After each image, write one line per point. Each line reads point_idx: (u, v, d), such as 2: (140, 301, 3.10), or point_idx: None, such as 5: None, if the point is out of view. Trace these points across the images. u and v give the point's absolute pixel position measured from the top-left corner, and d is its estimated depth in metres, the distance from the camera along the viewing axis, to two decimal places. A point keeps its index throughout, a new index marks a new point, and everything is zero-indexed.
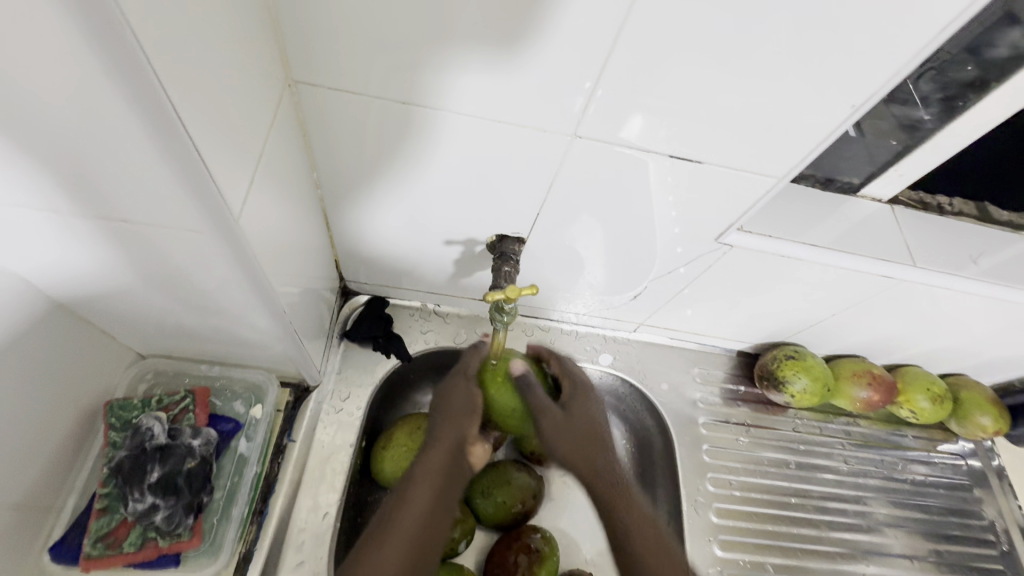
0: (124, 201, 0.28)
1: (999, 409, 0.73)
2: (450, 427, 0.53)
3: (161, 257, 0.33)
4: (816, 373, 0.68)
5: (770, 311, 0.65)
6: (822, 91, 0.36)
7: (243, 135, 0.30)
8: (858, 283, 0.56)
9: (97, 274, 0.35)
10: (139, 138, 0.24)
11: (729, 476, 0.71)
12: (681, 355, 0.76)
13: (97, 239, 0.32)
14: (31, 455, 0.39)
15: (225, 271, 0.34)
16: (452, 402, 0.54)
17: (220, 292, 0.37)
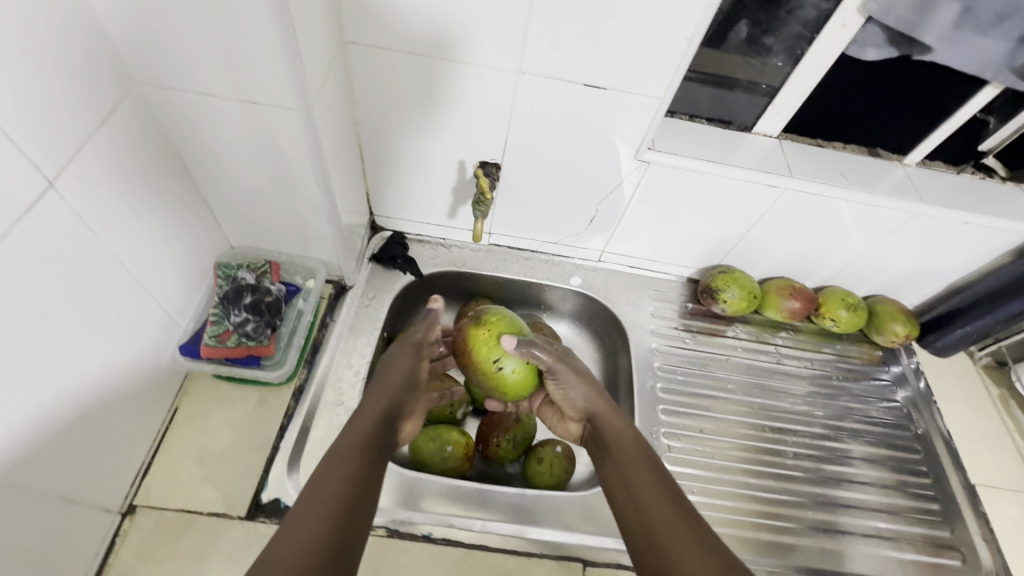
0: (249, 85, 0.50)
1: (910, 318, 0.88)
2: (388, 385, 0.62)
3: (264, 137, 0.55)
4: (743, 283, 0.85)
5: (699, 230, 0.83)
6: (672, 28, 0.55)
7: (313, 52, 0.51)
8: (754, 194, 0.75)
9: (223, 156, 0.58)
10: (264, 34, 0.45)
11: (676, 368, 0.86)
12: (641, 280, 0.93)
13: (229, 123, 0.54)
14: (171, 284, 0.61)
15: (297, 145, 0.56)
16: (393, 370, 0.63)
17: (295, 167, 0.59)
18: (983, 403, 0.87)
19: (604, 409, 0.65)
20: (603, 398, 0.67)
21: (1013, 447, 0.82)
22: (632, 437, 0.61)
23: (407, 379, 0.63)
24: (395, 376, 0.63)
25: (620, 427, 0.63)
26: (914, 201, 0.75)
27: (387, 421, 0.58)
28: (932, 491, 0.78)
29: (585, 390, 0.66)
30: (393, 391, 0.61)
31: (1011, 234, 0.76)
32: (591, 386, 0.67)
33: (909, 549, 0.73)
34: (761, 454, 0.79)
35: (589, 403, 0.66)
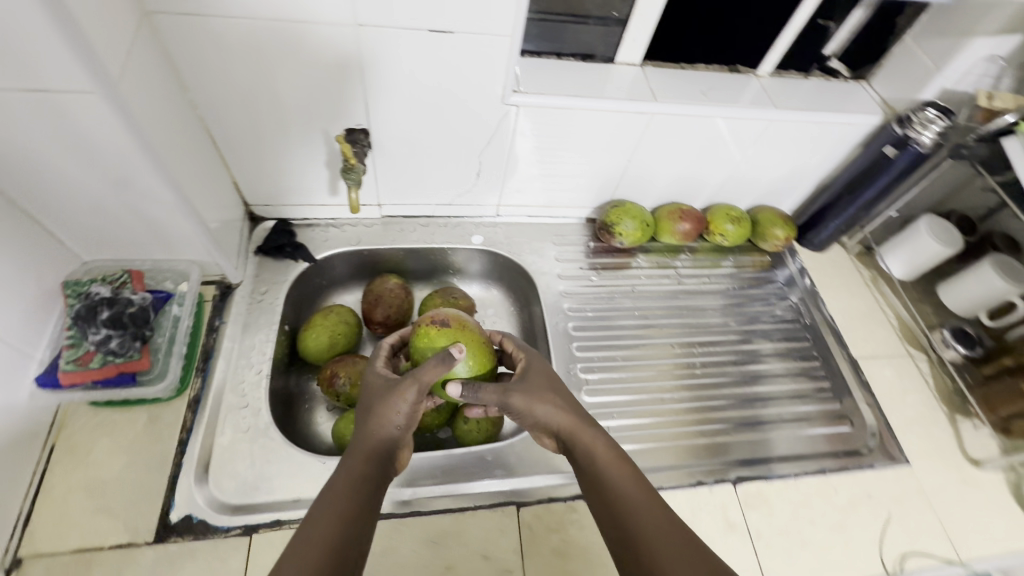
0: (33, 73, 0.44)
1: (788, 222, 0.95)
2: (382, 429, 0.54)
3: (73, 131, 0.49)
4: (634, 214, 0.88)
5: (584, 168, 0.84)
6: None
7: (104, 25, 0.46)
8: (624, 123, 0.77)
9: (32, 161, 0.50)
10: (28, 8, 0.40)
11: (586, 306, 0.88)
12: (541, 227, 0.94)
13: (25, 124, 0.47)
14: (10, 312, 0.54)
15: (116, 134, 0.50)
16: (389, 410, 0.54)
17: (122, 161, 0.53)
18: (855, 284, 0.96)
19: (574, 427, 0.57)
20: (574, 411, 0.58)
21: (884, 317, 0.92)
22: (614, 454, 0.56)
23: (406, 419, 0.55)
24: (393, 417, 0.54)
25: (598, 441, 0.56)
26: (770, 109, 0.79)
27: (377, 469, 0.53)
28: (823, 370, 0.86)
29: (551, 404, 0.58)
30: (390, 431, 0.54)
31: (858, 126, 0.83)
32: (560, 398, 0.59)
33: (810, 425, 0.80)
34: (673, 369, 0.84)
35: (562, 419, 0.58)
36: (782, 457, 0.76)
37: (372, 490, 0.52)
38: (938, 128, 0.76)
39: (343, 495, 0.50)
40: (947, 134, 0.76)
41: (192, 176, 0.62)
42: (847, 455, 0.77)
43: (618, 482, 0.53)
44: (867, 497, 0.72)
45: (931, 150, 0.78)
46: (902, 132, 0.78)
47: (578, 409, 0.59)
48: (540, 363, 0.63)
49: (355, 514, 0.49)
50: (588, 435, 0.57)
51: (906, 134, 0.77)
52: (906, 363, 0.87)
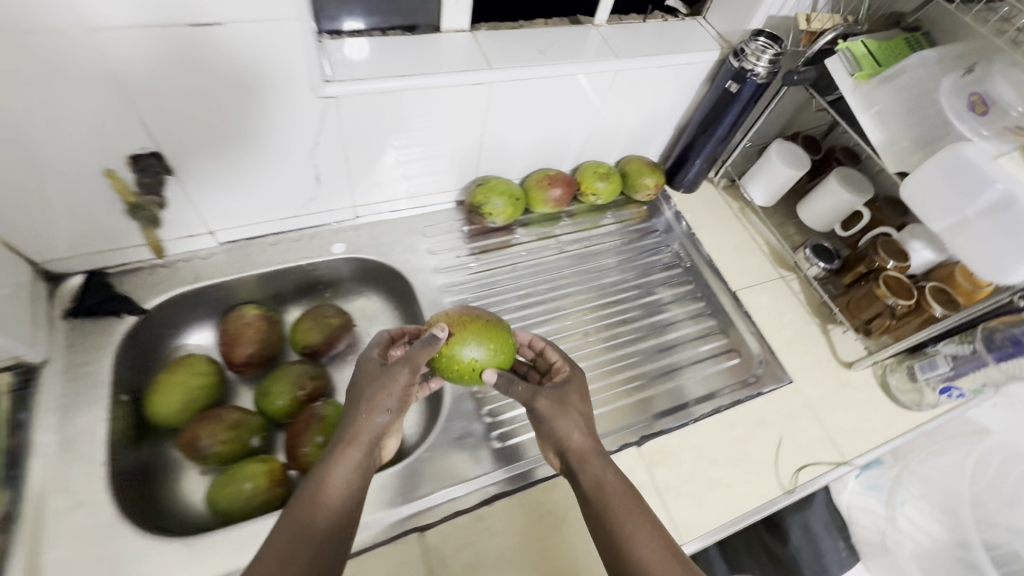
0: None
1: (656, 169, 0.95)
2: (370, 416, 0.57)
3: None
4: (501, 189, 0.83)
5: (434, 151, 0.77)
6: None
7: None
8: (464, 98, 0.70)
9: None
10: None
11: (467, 296, 0.84)
12: (409, 221, 0.86)
13: None
14: None
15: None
16: (380, 395, 0.58)
17: None
18: (726, 218, 0.99)
19: (586, 449, 0.59)
20: (591, 438, 0.60)
21: (756, 246, 0.96)
22: (620, 487, 0.56)
23: (399, 399, 0.59)
24: (382, 400, 0.58)
25: (604, 471, 0.58)
26: (611, 58, 0.76)
27: (367, 456, 0.56)
28: (708, 308, 0.89)
29: (570, 425, 0.60)
30: (381, 415, 0.57)
31: (699, 64, 0.82)
32: (583, 421, 0.61)
33: (703, 365, 0.82)
34: (606, 326, 0.85)
35: (577, 439, 0.60)
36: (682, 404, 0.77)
37: (359, 486, 0.54)
38: (770, 56, 0.77)
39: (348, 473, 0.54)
40: (778, 60, 0.78)
41: None
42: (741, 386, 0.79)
43: (620, 504, 0.55)
44: (761, 424, 0.75)
45: (766, 78, 0.79)
46: (739, 65, 0.79)
47: (593, 437, 0.61)
48: (574, 381, 0.65)
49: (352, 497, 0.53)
50: (600, 462, 0.58)
51: (743, 66, 0.78)
52: (779, 286, 0.92)
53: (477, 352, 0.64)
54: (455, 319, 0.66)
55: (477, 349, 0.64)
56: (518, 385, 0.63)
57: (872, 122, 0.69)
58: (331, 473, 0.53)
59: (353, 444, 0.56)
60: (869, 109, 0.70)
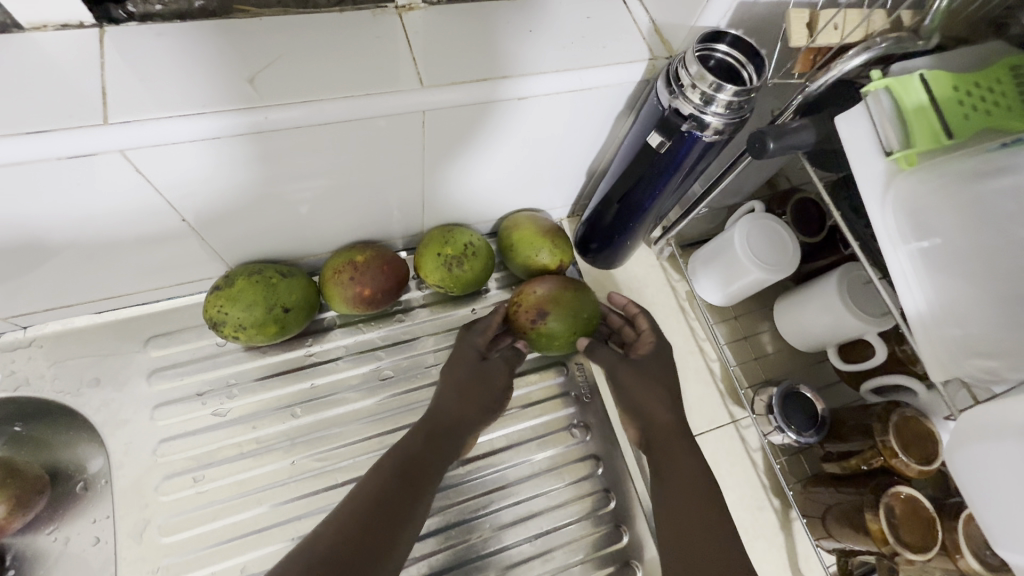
0: None
1: (558, 238, 0.59)
2: (471, 406, 0.50)
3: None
4: (249, 297, 0.48)
5: (97, 245, 0.43)
6: None
7: None
8: (79, 177, 0.36)
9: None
10: None
11: (196, 469, 0.51)
12: (126, 329, 0.53)
13: None
14: None
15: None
16: (479, 384, 0.51)
17: None
18: (662, 316, 0.64)
19: (672, 430, 0.49)
20: (680, 422, 0.50)
21: (700, 369, 0.62)
22: (709, 487, 0.46)
23: (494, 401, 0.52)
24: (481, 394, 0.51)
25: (690, 459, 0.47)
26: (410, 89, 0.39)
27: (451, 446, 0.49)
28: (597, 486, 0.56)
29: (655, 397, 0.50)
30: (471, 402, 0.50)
31: (605, 91, 0.44)
32: (670, 396, 0.50)
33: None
34: (476, 498, 0.54)
35: (664, 418, 0.49)
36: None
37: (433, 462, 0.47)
38: (730, 95, 0.38)
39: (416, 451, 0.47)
40: (747, 101, 0.39)
41: None
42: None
43: (702, 483, 0.46)
44: None
45: (723, 133, 0.41)
46: (670, 104, 0.41)
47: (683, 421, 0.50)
48: (661, 348, 0.54)
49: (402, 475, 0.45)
50: (681, 449, 0.48)
51: (676, 107, 0.40)
52: (724, 442, 0.59)
53: (555, 328, 0.52)
54: (533, 294, 0.53)
55: (557, 322, 0.52)
56: (605, 350, 0.52)
57: (903, 266, 0.34)
58: (430, 443, 0.48)
59: (434, 436, 0.49)
60: (912, 240, 0.34)
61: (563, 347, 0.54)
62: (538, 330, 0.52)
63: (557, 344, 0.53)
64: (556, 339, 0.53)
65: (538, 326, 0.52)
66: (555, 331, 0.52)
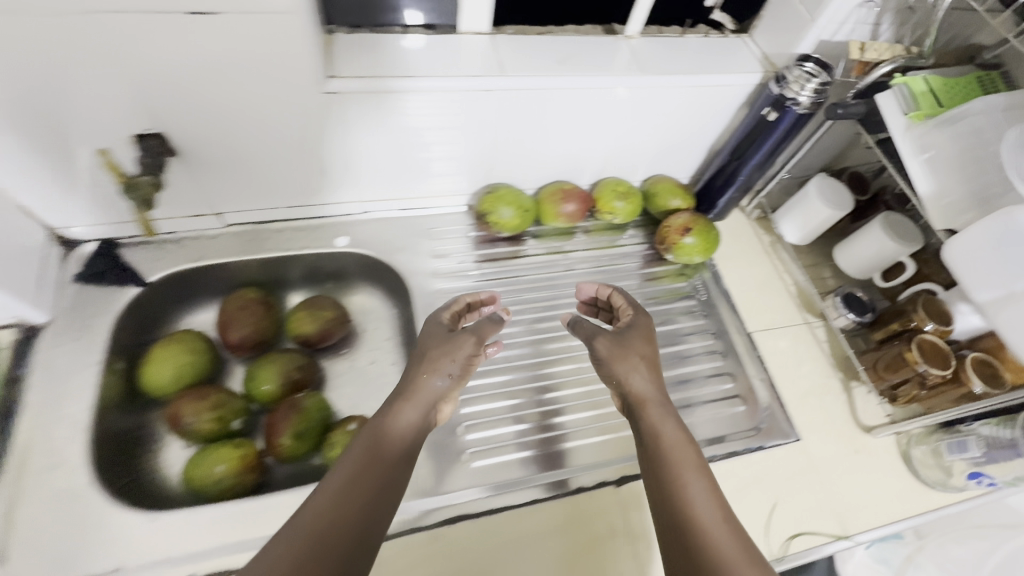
0: None
1: (685, 192, 0.89)
2: (426, 381, 0.58)
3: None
4: (510, 200, 0.80)
5: (444, 154, 0.77)
6: None
7: None
8: (473, 104, 0.69)
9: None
10: None
11: (464, 305, 0.80)
12: (417, 220, 0.85)
13: None
14: None
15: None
16: (444, 358, 0.60)
17: None
18: (753, 253, 0.92)
19: (651, 395, 0.59)
20: (658, 390, 0.60)
21: (781, 287, 0.89)
22: (679, 438, 0.54)
23: (465, 365, 0.62)
24: (444, 360, 0.60)
25: (664, 420, 0.57)
26: (637, 75, 0.72)
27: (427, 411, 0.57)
28: (715, 350, 0.82)
29: (637, 372, 0.61)
30: (427, 380, 0.58)
31: (737, 87, 0.76)
32: (647, 365, 0.62)
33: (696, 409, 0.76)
34: None
35: (638, 384, 0.60)
36: (588, 466, 0.69)
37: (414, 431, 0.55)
38: (816, 85, 0.70)
39: (400, 416, 0.55)
40: (824, 90, 0.71)
41: None
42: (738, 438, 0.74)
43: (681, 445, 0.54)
44: (754, 481, 0.70)
45: (810, 109, 0.72)
46: (779, 91, 0.72)
47: (661, 394, 0.60)
48: (644, 323, 0.67)
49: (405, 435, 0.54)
50: (662, 413, 0.58)
51: (783, 93, 0.71)
52: (801, 333, 0.85)
53: (692, 243, 0.83)
54: (680, 222, 0.84)
55: (694, 239, 0.83)
56: (587, 325, 0.67)
57: (922, 169, 0.63)
58: (398, 410, 0.55)
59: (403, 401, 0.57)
60: (921, 153, 0.63)
61: (695, 258, 0.85)
62: (681, 245, 0.83)
63: (692, 255, 0.84)
64: (692, 251, 0.84)
65: (682, 241, 0.83)
66: (692, 245, 0.83)
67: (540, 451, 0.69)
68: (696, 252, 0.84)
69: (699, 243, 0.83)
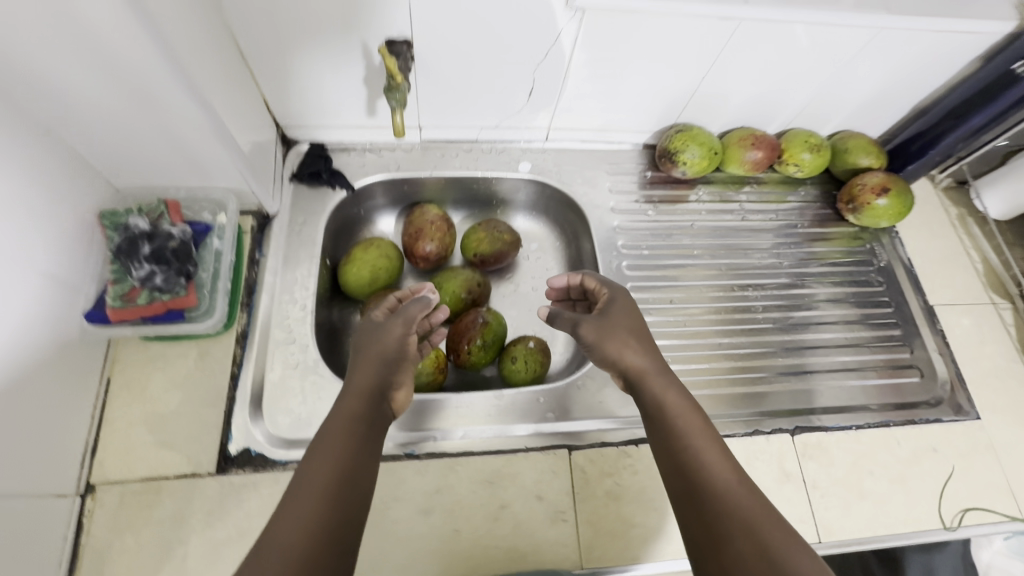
0: None
1: (878, 150, 0.84)
2: (372, 365, 0.53)
3: (86, 45, 0.43)
4: (701, 140, 0.78)
5: (650, 86, 0.74)
6: None
7: None
8: (704, 33, 0.65)
9: (23, 66, 0.43)
10: None
11: (640, 243, 0.81)
12: (594, 154, 0.85)
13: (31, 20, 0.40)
14: (56, 232, 0.52)
15: (130, 40, 0.43)
16: (377, 347, 0.55)
17: (141, 71, 0.46)
18: (940, 225, 0.86)
19: (647, 366, 0.53)
20: (651, 358, 0.53)
21: (968, 264, 0.84)
22: (681, 405, 0.50)
23: (394, 356, 0.55)
24: (378, 353, 0.55)
25: (665, 388, 0.51)
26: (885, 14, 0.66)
27: (380, 401, 0.53)
28: (889, 318, 0.80)
29: (623, 345, 0.53)
30: (376, 368, 0.54)
31: (986, 37, 0.69)
32: (636, 338, 0.54)
33: (868, 373, 0.75)
34: (804, 305, 0.80)
35: (633, 360, 0.53)
36: (761, 412, 0.70)
37: (372, 425, 0.50)
38: None
39: (360, 399, 0.51)
40: None
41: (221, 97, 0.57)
42: (912, 407, 0.73)
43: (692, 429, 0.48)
44: (931, 451, 0.68)
45: None
46: None
47: (659, 360, 0.54)
48: (628, 301, 0.59)
49: (367, 425, 0.49)
50: (661, 384, 0.52)
51: None
52: (987, 314, 0.80)
53: (884, 205, 0.79)
54: (874, 183, 0.80)
55: (887, 202, 0.79)
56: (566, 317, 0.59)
57: None
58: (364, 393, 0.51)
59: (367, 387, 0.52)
60: None
61: (882, 222, 0.81)
62: (871, 206, 0.80)
63: (880, 218, 0.80)
64: (881, 214, 0.80)
65: (873, 202, 0.79)
66: (884, 207, 0.79)
67: (714, 392, 0.70)
68: (885, 215, 0.80)
69: (893, 206, 0.79)
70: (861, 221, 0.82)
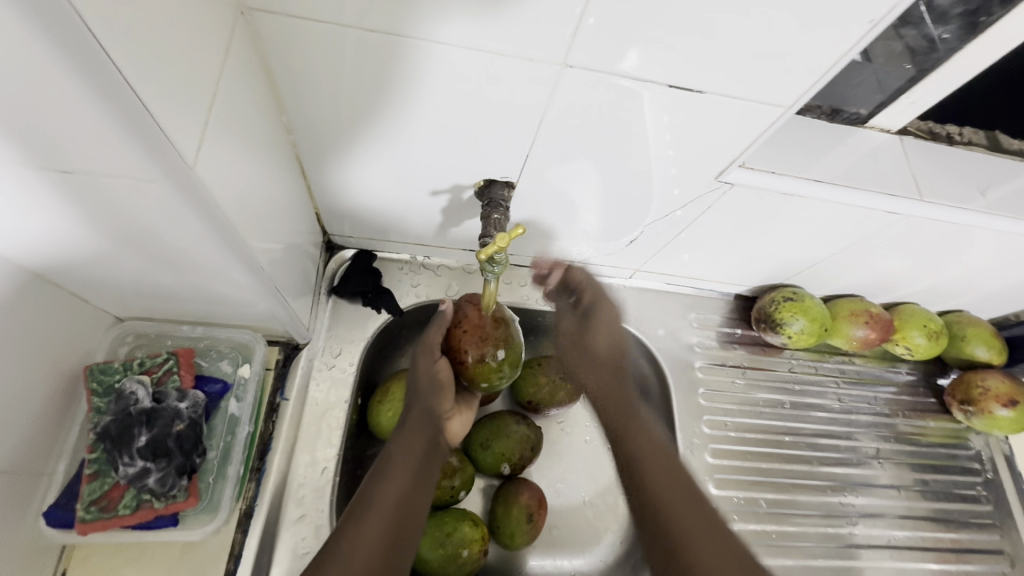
0: (66, 154, 0.27)
1: (999, 342, 0.72)
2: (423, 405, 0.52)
3: (132, 230, 0.34)
4: (813, 314, 0.67)
5: (768, 252, 0.63)
6: (837, 15, 0.35)
7: (194, 81, 0.28)
8: (858, 218, 0.54)
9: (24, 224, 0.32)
10: (89, 110, 0.25)
11: (724, 417, 0.69)
12: (678, 300, 0.74)
13: (50, 201, 0.30)
14: (23, 407, 0.39)
15: (191, 230, 0.34)
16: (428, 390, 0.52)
17: (199, 252, 0.36)
18: None
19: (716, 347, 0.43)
20: None
21: None
22: None
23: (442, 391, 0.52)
24: (423, 393, 0.52)
25: None
26: None
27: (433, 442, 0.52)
28: (994, 547, 0.69)
29: None
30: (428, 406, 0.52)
31: None
32: None
33: None
34: (903, 520, 0.68)
35: None
36: None
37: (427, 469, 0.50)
38: None
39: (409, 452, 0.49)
40: None
41: (280, 247, 0.46)
42: None
43: None
44: None
45: None
46: None
47: None
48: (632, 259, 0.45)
49: (419, 479, 0.48)
50: None
51: None
52: None
53: (1005, 415, 0.69)
54: (999, 388, 0.69)
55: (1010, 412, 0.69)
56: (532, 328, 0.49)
57: None
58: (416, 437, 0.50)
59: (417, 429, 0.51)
60: None
61: (998, 429, 0.71)
62: (989, 412, 0.69)
63: (996, 425, 0.70)
64: (1001, 422, 0.70)
65: (994, 410, 0.69)
66: (1005, 417, 0.69)
67: None
68: (1005, 424, 0.70)
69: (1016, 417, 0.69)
70: (973, 423, 0.72)
